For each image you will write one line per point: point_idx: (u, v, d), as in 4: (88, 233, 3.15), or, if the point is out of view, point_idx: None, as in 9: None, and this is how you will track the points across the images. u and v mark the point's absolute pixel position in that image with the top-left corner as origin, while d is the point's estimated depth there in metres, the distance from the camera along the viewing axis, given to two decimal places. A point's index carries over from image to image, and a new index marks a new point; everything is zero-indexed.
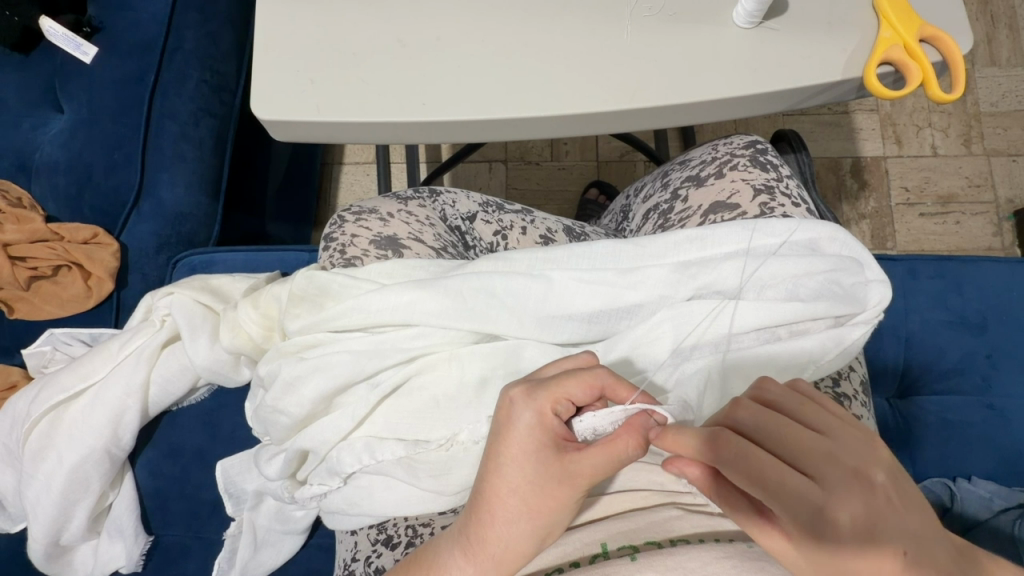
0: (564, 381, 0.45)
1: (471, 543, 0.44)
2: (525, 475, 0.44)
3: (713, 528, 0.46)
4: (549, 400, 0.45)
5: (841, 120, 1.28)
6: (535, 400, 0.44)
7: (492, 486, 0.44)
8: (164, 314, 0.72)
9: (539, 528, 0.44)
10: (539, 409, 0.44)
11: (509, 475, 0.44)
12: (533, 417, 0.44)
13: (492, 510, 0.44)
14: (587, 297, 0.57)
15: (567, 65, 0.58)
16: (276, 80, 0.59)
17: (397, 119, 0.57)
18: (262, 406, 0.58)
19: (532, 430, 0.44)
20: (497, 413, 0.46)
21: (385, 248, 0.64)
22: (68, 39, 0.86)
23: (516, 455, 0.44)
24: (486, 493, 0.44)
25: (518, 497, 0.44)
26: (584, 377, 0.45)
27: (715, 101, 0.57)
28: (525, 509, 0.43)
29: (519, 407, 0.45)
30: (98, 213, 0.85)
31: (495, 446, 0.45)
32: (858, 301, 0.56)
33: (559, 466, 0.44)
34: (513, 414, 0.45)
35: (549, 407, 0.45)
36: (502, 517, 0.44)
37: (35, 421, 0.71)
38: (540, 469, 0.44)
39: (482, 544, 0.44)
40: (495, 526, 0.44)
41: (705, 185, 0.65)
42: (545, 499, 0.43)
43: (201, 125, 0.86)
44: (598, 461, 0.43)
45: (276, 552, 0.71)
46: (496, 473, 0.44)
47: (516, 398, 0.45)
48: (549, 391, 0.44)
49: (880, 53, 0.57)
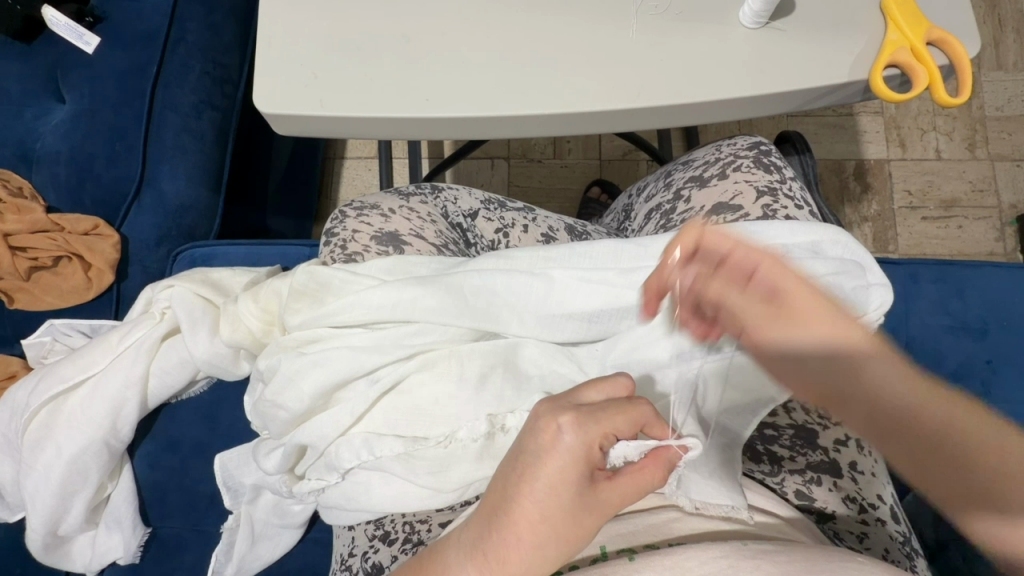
0: (616, 414, 0.43)
1: (487, 569, 0.40)
2: (563, 503, 0.41)
3: (708, 531, 0.47)
4: (599, 433, 0.42)
5: (845, 122, 1.28)
6: (587, 431, 0.41)
7: (525, 511, 0.40)
8: (165, 307, 0.72)
9: (561, 558, 0.41)
10: (587, 439, 0.42)
11: (547, 503, 0.40)
12: (582, 449, 0.41)
13: (518, 535, 0.40)
14: (588, 296, 0.57)
15: (572, 62, 0.58)
16: (278, 73, 0.58)
17: (399, 115, 0.57)
18: (261, 400, 0.58)
19: (577, 462, 0.41)
20: (536, 435, 0.42)
21: (386, 245, 0.64)
22: (71, 29, 0.86)
23: (558, 484, 0.41)
24: (515, 516, 0.41)
25: (549, 525, 0.40)
26: (632, 411, 0.43)
27: (719, 102, 0.57)
28: (554, 538, 0.41)
29: (567, 436, 0.41)
30: (99, 205, 0.84)
31: (533, 470, 0.41)
32: (859, 305, 0.56)
33: (596, 497, 0.42)
34: (560, 441, 0.41)
35: (598, 440, 0.42)
36: (528, 543, 0.40)
37: (35, 412, 0.71)
38: (577, 499, 0.41)
39: (501, 570, 0.40)
40: (519, 551, 0.40)
41: (708, 186, 0.65)
42: (577, 529, 0.41)
43: (203, 117, 0.86)
44: (630, 492, 0.43)
45: (273, 546, 0.71)
46: (530, 499, 0.41)
47: (565, 425, 0.42)
48: (600, 423, 0.42)
49: (886, 55, 0.56)
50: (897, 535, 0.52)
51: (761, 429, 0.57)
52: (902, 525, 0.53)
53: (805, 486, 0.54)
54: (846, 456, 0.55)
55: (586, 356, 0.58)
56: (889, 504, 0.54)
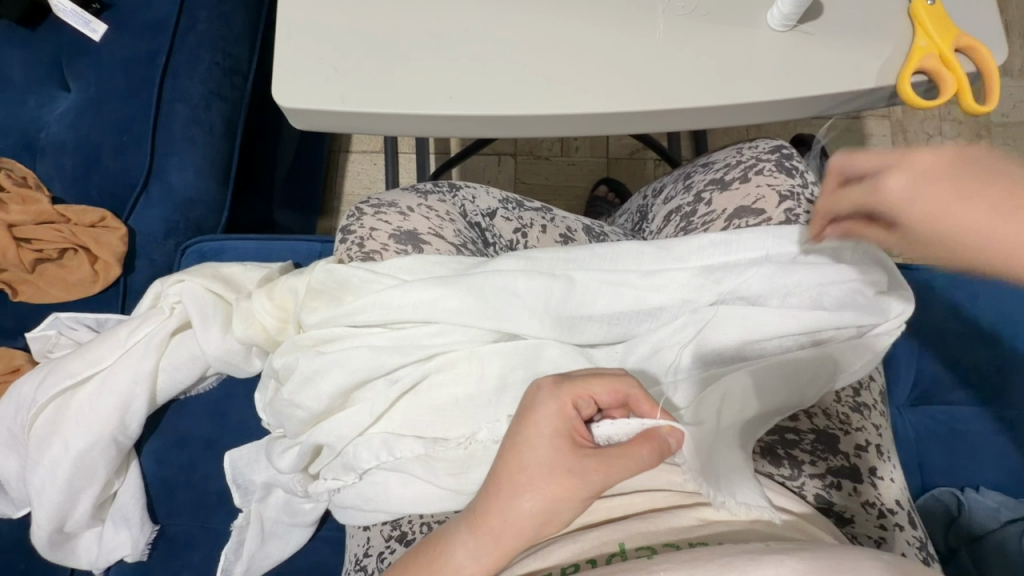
0: (592, 378, 0.46)
1: (475, 518, 0.44)
2: (537, 456, 0.44)
3: (731, 532, 0.46)
4: (574, 394, 0.45)
5: (853, 125, 1.28)
6: (561, 391, 0.45)
7: (505, 461, 0.44)
8: (175, 302, 0.72)
9: (543, 514, 0.43)
10: (563, 401, 0.45)
11: (522, 455, 0.44)
12: (555, 407, 0.45)
13: (499, 484, 0.44)
14: (610, 299, 0.57)
15: (598, 63, 0.57)
16: (300, 68, 0.57)
17: (422, 112, 0.56)
18: (278, 399, 0.57)
19: (554, 421, 0.45)
20: (522, 399, 0.47)
21: (405, 243, 0.63)
22: (77, 16, 0.84)
23: (532, 437, 0.44)
24: (499, 469, 0.45)
25: (527, 477, 0.43)
26: (612, 379, 0.46)
27: (746, 105, 0.57)
28: (533, 491, 0.43)
29: (543, 396, 0.46)
30: (106, 196, 0.83)
31: (517, 429, 0.45)
32: (882, 311, 0.56)
33: (571, 456, 0.44)
34: (537, 400, 0.46)
35: (573, 400, 0.45)
36: (510, 491, 0.43)
37: (42, 407, 0.70)
38: (553, 458, 0.44)
39: (484, 516, 0.44)
40: (502, 501, 0.44)
41: (729, 189, 0.65)
42: (553, 485, 0.43)
43: (213, 108, 0.84)
44: (611, 457, 0.43)
45: (282, 544, 0.71)
46: (513, 456, 0.44)
47: (542, 385, 0.46)
48: (573, 385, 0.46)
49: (915, 61, 0.56)
50: (914, 540, 0.52)
51: (783, 433, 0.56)
52: (919, 530, 0.54)
53: (826, 490, 0.54)
54: (866, 462, 0.55)
55: (604, 357, 0.58)
56: (907, 509, 0.54)
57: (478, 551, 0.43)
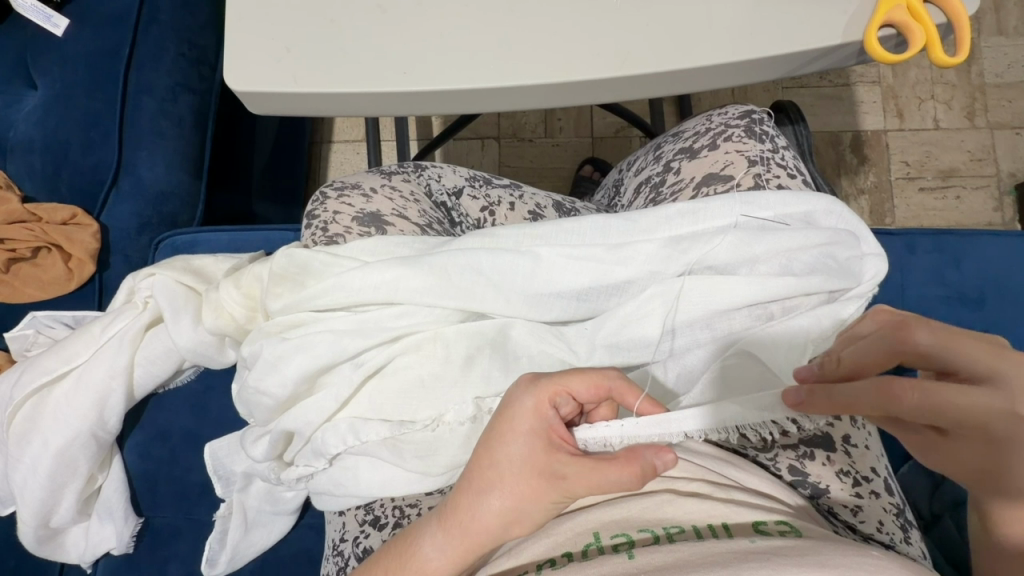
0: (571, 376, 0.44)
1: (446, 515, 0.44)
2: (509, 453, 0.43)
3: (706, 514, 0.44)
4: (549, 391, 0.44)
5: (842, 93, 1.25)
6: (536, 388, 0.44)
7: (478, 456, 0.44)
8: (147, 296, 0.71)
9: (510, 513, 0.43)
10: (538, 399, 0.44)
11: (493, 451, 0.43)
12: (531, 404, 0.43)
13: (471, 479, 0.44)
14: (575, 274, 0.56)
15: (556, 31, 0.56)
16: (251, 50, 0.56)
17: (376, 90, 0.55)
18: (245, 387, 0.57)
19: (527, 418, 0.43)
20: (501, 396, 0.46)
21: (368, 225, 0.62)
22: (38, 10, 0.83)
23: (506, 434, 0.43)
24: (471, 465, 0.44)
25: (497, 473, 0.43)
26: (592, 375, 0.44)
27: (709, 68, 0.55)
28: (501, 489, 0.43)
29: (520, 392, 0.44)
30: (77, 194, 0.82)
31: (492, 426, 0.45)
32: (854, 275, 0.54)
33: (544, 455, 0.43)
34: (514, 397, 0.44)
35: (549, 398, 0.44)
36: (480, 487, 0.43)
37: (19, 405, 0.70)
38: (525, 457, 0.43)
39: (454, 511, 0.44)
40: (472, 496, 0.43)
41: (698, 157, 0.63)
42: (524, 484, 0.42)
43: (180, 100, 0.84)
44: (584, 468, 0.42)
45: (266, 533, 0.71)
46: (486, 454, 0.44)
47: (520, 381, 0.45)
48: (551, 383, 0.44)
49: (883, 13, 0.54)
50: (890, 507, 0.52)
51: None
52: (896, 497, 0.53)
53: (799, 462, 0.53)
54: (838, 430, 0.53)
55: (574, 334, 0.57)
56: (882, 476, 0.53)
57: (445, 546, 0.43)
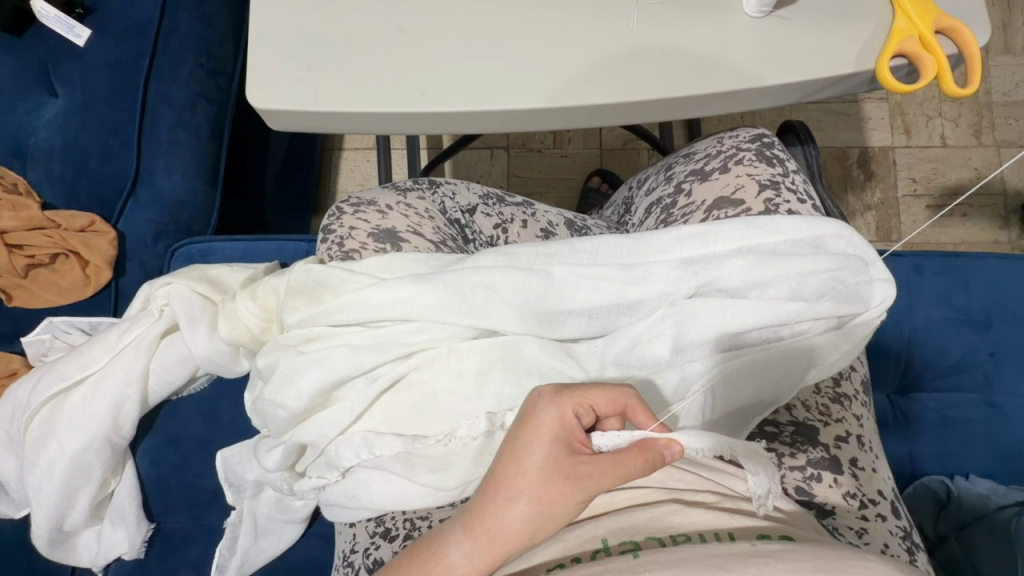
0: (592, 388, 0.46)
1: (472, 522, 0.44)
2: (535, 462, 0.44)
3: (713, 522, 0.45)
4: (573, 401, 0.45)
5: (850, 109, 1.26)
6: (561, 399, 0.45)
7: (503, 465, 0.44)
8: (163, 304, 0.72)
9: (537, 518, 0.43)
10: (562, 409, 0.45)
11: (519, 459, 0.44)
12: (555, 414, 0.45)
13: (496, 486, 0.44)
14: (587, 294, 0.57)
15: (573, 55, 0.57)
16: (273, 69, 0.57)
17: (396, 110, 0.56)
18: (261, 399, 0.58)
19: (551, 427, 0.45)
20: (522, 407, 0.47)
21: (384, 241, 0.63)
22: (61, 20, 0.84)
23: (530, 442, 0.44)
24: (495, 474, 0.45)
25: (523, 481, 0.43)
26: (614, 390, 0.46)
27: (724, 94, 0.56)
28: (528, 496, 0.43)
29: (544, 402, 0.45)
30: (95, 201, 0.84)
31: (516, 437, 0.45)
32: (861, 300, 0.56)
33: (568, 462, 0.44)
34: (537, 406, 0.45)
35: (572, 408, 0.45)
36: (506, 495, 0.43)
37: (36, 410, 0.71)
38: (551, 463, 0.44)
39: (480, 520, 0.44)
40: (498, 502, 0.44)
41: (709, 179, 0.64)
42: (549, 488, 0.43)
43: (198, 110, 0.85)
44: (605, 464, 0.43)
45: (276, 540, 0.72)
46: (512, 464, 0.44)
47: (542, 392, 0.46)
48: (574, 393, 0.45)
49: (894, 44, 0.55)
50: (896, 530, 0.53)
51: (762, 425, 0.57)
52: (903, 519, 0.54)
53: (806, 483, 0.53)
54: (847, 453, 0.55)
55: (584, 353, 0.57)
56: (889, 500, 0.54)
57: (472, 553, 0.43)
